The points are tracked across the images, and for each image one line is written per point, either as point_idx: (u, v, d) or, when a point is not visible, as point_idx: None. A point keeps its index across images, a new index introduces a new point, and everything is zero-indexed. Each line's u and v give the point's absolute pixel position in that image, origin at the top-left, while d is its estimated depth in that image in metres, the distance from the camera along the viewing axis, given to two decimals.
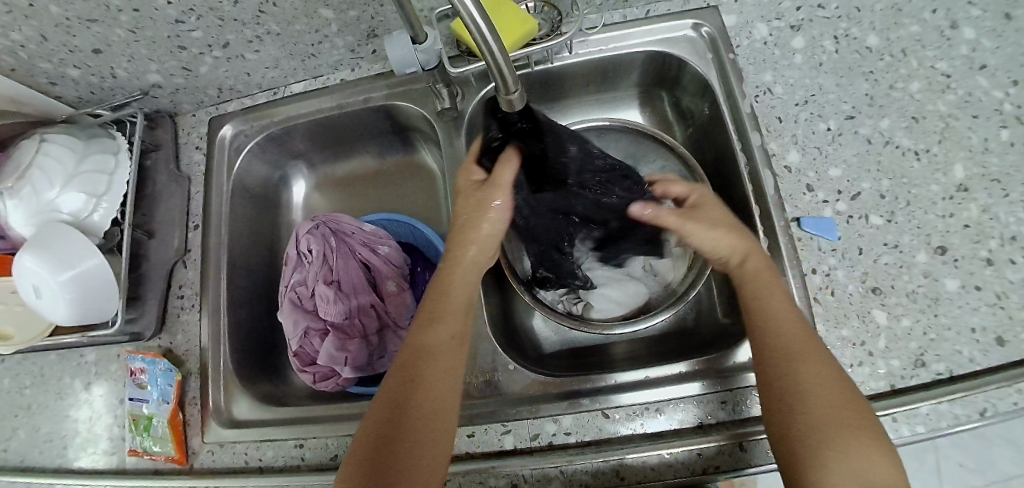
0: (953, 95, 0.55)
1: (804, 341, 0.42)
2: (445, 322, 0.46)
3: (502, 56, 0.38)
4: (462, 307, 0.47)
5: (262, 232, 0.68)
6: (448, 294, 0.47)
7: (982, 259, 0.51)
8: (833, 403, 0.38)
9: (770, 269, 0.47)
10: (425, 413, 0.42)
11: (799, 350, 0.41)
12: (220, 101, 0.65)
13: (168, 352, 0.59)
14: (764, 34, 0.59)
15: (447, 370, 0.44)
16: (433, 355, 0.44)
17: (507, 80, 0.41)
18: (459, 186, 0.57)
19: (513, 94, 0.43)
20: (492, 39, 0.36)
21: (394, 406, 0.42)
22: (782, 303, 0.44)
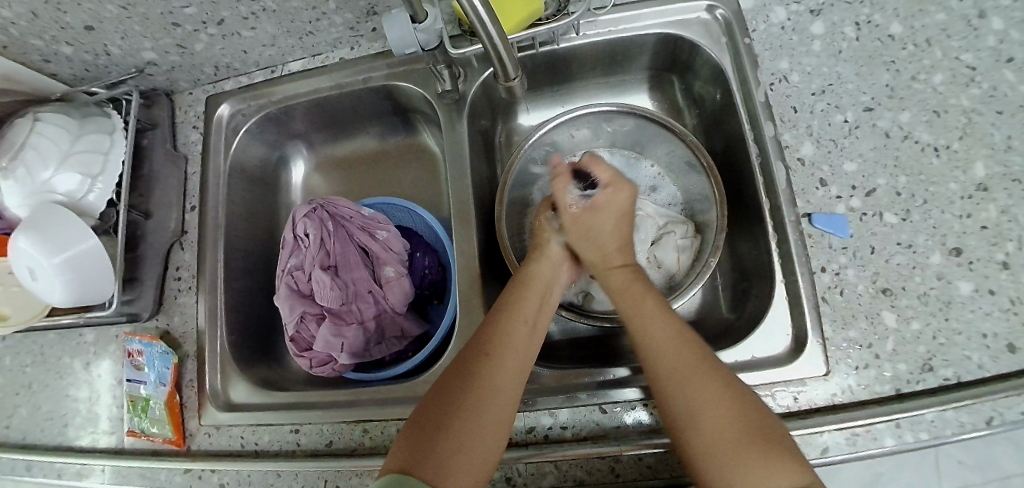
0: (978, 88, 0.53)
1: (670, 364, 0.42)
2: (524, 308, 0.47)
3: (501, 43, 0.39)
4: (540, 298, 0.49)
5: (261, 214, 0.67)
6: (530, 285, 0.49)
7: (998, 262, 0.49)
8: (712, 427, 0.39)
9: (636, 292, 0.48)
10: (490, 394, 0.42)
11: (670, 379, 0.42)
12: (217, 80, 0.64)
13: (165, 334, 0.59)
14: (781, 19, 0.56)
15: (519, 355, 0.44)
16: (508, 338, 0.44)
17: (507, 67, 0.43)
18: (459, 172, 0.55)
19: (513, 81, 0.45)
20: (491, 26, 0.37)
21: (459, 380, 0.43)
22: (648, 323, 0.45)
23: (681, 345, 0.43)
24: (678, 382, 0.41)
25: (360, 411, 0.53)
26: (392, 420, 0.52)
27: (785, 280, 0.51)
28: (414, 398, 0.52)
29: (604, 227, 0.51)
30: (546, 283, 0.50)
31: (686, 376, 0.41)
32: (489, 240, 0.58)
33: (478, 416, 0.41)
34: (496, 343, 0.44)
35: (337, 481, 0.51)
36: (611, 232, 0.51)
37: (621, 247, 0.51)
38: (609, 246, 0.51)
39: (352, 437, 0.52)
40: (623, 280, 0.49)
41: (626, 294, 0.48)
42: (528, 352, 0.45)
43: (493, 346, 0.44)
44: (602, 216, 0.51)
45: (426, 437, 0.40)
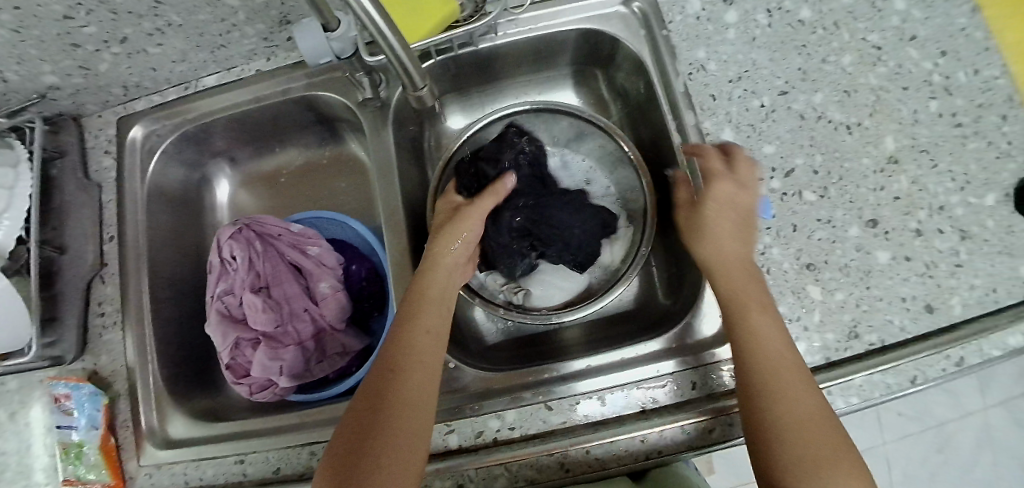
0: (884, 67, 0.56)
1: (778, 363, 0.42)
2: (425, 318, 0.46)
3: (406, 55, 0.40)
4: (440, 305, 0.48)
5: (188, 239, 0.65)
6: (428, 292, 0.48)
7: (912, 230, 0.52)
8: (801, 422, 0.39)
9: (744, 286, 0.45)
10: (403, 408, 0.41)
11: (768, 376, 0.41)
12: (128, 100, 0.61)
13: (92, 374, 0.56)
14: (696, 10, 0.58)
15: (425, 364, 0.44)
16: (411, 349, 0.44)
17: (414, 76, 0.44)
18: (386, 181, 0.54)
19: (422, 90, 0.46)
20: (395, 41, 0.37)
21: (372, 401, 0.42)
22: (761, 324, 0.43)
23: (782, 349, 0.42)
24: (778, 381, 0.41)
25: (307, 433, 0.52)
26: None
27: None
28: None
29: (716, 225, 0.48)
30: (443, 288, 0.49)
31: (787, 375, 0.41)
32: (423, 247, 0.58)
33: (394, 432, 0.40)
34: (403, 358, 0.44)
35: None
36: (721, 226, 0.48)
37: (738, 239, 0.47)
38: (724, 238, 0.47)
39: (298, 461, 0.51)
40: (729, 280, 0.46)
41: (732, 292, 0.45)
42: (434, 360, 0.45)
43: (398, 363, 0.43)
44: (714, 212, 0.48)
45: (352, 452, 0.39)
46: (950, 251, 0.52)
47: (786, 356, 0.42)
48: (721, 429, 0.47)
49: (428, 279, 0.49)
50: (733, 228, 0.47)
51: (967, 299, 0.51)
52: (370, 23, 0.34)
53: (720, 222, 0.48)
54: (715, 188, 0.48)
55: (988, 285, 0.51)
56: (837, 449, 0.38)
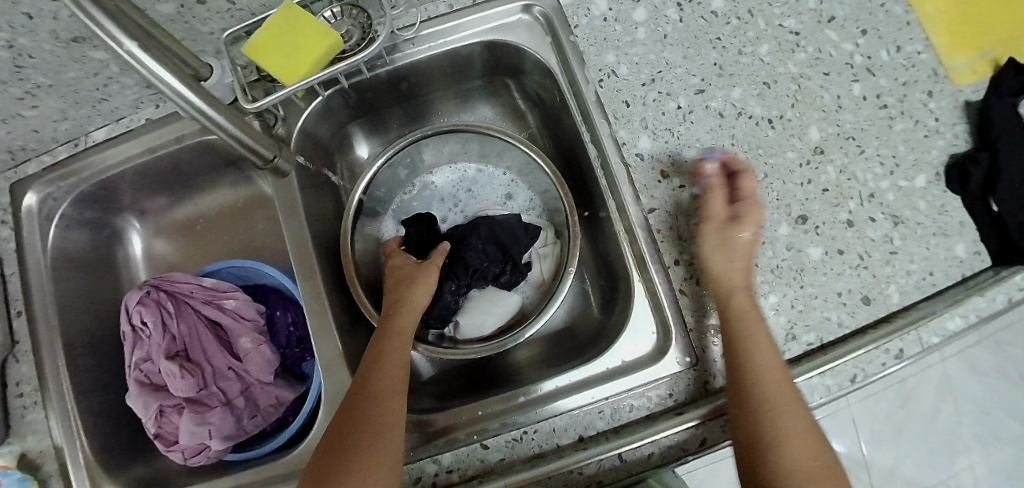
0: (804, 53, 0.54)
1: (783, 399, 0.41)
2: (388, 350, 0.47)
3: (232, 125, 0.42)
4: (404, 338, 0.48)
5: (104, 300, 0.62)
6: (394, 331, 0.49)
7: (843, 221, 0.51)
8: (801, 451, 0.40)
9: (750, 313, 0.44)
10: (368, 440, 0.41)
11: (775, 400, 0.41)
12: (18, 164, 0.57)
13: (21, 458, 0.53)
14: (603, 11, 0.55)
15: (390, 394, 0.44)
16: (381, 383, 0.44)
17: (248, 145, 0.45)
18: (295, 225, 0.52)
19: (264, 158, 0.47)
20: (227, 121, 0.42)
21: (337, 438, 0.42)
22: (762, 351, 0.42)
23: (784, 374, 0.42)
24: (782, 406, 0.41)
25: None
26: None
27: (641, 278, 0.50)
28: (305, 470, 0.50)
29: (718, 255, 0.46)
30: (409, 322, 0.50)
31: (790, 406, 0.41)
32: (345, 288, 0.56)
33: (360, 464, 0.40)
34: (364, 391, 0.44)
35: None
36: (741, 253, 0.46)
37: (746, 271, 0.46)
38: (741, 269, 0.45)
39: None
40: (740, 305, 0.44)
41: (743, 320, 0.43)
42: (399, 389, 0.45)
43: (359, 395, 0.44)
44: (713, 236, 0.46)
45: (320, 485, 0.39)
46: (883, 239, 0.50)
47: (784, 384, 0.42)
48: (661, 452, 0.45)
49: (396, 316, 0.50)
50: (743, 260, 0.46)
51: (902, 286, 0.50)
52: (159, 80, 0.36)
53: (746, 252, 0.46)
54: (752, 212, 0.47)
55: (924, 268, 0.50)
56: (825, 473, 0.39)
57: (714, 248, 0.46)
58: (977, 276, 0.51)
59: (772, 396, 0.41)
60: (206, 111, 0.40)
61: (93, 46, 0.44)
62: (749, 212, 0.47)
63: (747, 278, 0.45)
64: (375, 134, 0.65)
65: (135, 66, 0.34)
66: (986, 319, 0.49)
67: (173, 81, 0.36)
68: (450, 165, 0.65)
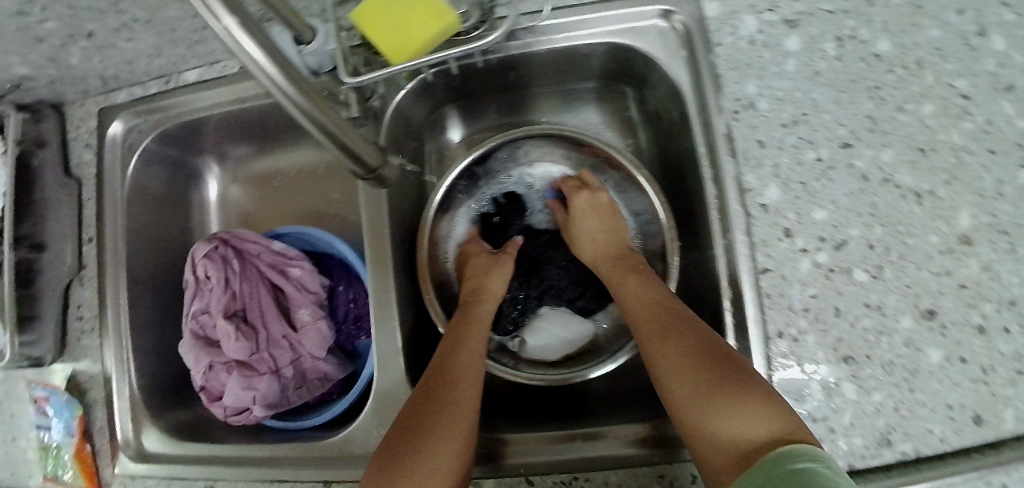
0: (970, 122, 0.47)
1: (663, 323, 0.44)
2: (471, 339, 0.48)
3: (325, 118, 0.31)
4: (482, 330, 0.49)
5: (175, 237, 0.62)
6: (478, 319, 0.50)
7: (974, 326, 0.45)
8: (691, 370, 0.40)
9: (619, 266, 0.52)
10: (446, 417, 0.40)
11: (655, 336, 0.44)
12: (109, 90, 0.56)
13: (71, 380, 0.55)
14: (752, 30, 0.49)
15: (471, 381, 0.44)
16: (461, 356, 0.45)
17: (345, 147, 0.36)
18: (375, 208, 0.50)
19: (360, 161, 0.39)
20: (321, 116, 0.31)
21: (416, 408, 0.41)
22: (632, 298, 0.48)
23: (662, 308, 0.45)
24: (658, 338, 0.43)
25: (279, 470, 0.50)
26: (307, 480, 0.49)
27: (737, 345, 0.47)
28: (347, 458, 0.49)
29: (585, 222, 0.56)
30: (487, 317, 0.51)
31: (670, 331, 0.43)
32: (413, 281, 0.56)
33: (440, 435, 0.39)
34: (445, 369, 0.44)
35: None
36: (595, 219, 0.56)
37: (608, 232, 0.56)
38: (601, 231, 0.56)
39: None
40: (609, 267, 0.53)
41: (615, 276, 0.52)
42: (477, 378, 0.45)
43: (442, 373, 0.43)
44: (583, 212, 0.57)
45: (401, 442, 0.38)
46: (1016, 355, 0.44)
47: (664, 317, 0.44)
48: None
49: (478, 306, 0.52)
50: (597, 229, 0.56)
51: None
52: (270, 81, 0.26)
53: (591, 224, 0.56)
54: (580, 195, 0.58)
55: None
56: (720, 385, 0.38)
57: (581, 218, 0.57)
58: None
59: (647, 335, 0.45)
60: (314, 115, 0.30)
61: None
62: (581, 199, 0.57)
63: (619, 243, 0.55)
64: (474, 119, 0.63)
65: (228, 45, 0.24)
66: None
67: (272, 71, 0.25)
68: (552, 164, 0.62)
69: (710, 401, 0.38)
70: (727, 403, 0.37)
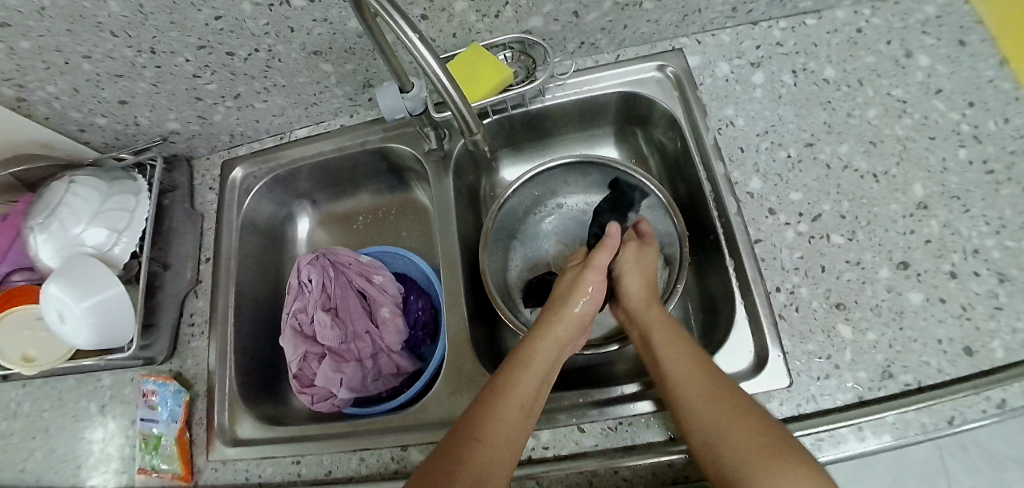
0: (910, 118, 0.59)
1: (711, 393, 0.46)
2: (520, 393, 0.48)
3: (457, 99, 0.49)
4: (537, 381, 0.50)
5: (269, 265, 0.74)
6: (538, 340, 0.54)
7: (946, 272, 0.53)
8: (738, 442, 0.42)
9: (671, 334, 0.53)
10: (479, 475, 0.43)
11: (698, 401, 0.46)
12: (232, 146, 0.72)
13: (178, 375, 0.64)
14: (725, 73, 0.62)
15: (507, 443, 0.45)
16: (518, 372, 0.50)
17: (465, 116, 0.52)
18: (446, 220, 0.64)
19: (476, 135, 0.55)
20: (457, 95, 0.48)
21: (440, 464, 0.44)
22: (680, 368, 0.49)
23: (698, 367, 0.48)
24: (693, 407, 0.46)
25: (357, 440, 0.57)
26: (386, 446, 0.56)
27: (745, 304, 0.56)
28: (421, 424, 0.57)
29: (630, 282, 0.60)
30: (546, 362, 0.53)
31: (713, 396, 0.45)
32: (476, 279, 0.66)
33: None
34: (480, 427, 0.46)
35: None
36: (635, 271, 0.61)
37: (648, 289, 0.59)
38: (640, 288, 0.59)
39: (349, 465, 0.56)
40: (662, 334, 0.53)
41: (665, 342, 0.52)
42: (518, 438, 0.46)
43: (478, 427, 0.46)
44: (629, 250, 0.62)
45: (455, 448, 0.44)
46: (986, 293, 0.52)
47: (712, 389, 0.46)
48: None
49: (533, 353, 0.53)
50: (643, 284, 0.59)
51: (1009, 343, 0.50)
52: (407, 40, 0.42)
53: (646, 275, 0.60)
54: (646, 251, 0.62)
55: None
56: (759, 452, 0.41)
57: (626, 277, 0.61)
58: None
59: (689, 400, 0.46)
60: (440, 77, 0.45)
61: (326, 59, 0.59)
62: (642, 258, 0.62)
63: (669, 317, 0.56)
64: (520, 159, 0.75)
65: (393, 17, 0.40)
66: None
67: (410, 34, 0.41)
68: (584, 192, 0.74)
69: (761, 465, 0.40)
70: (781, 474, 0.39)
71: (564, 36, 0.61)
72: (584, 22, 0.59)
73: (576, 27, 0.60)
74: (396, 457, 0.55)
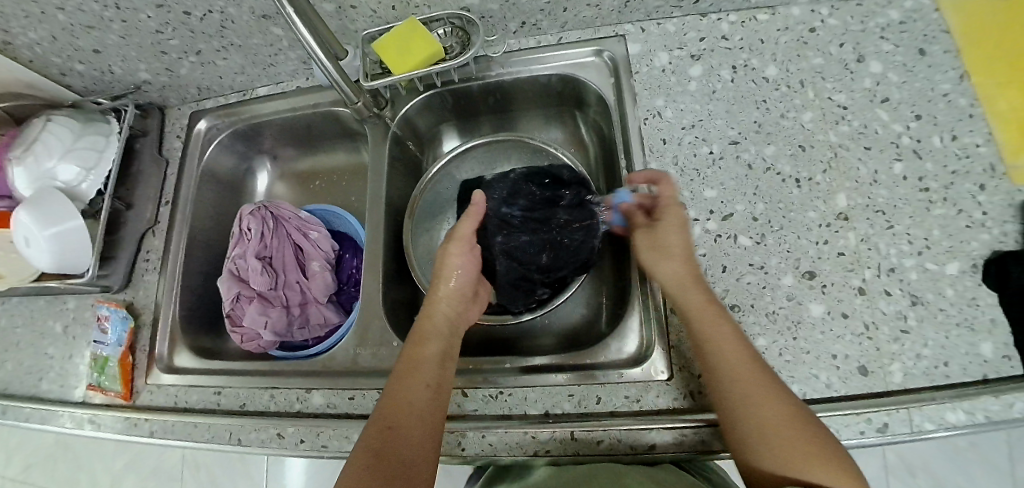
0: (848, 125, 0.56)
1: (748, 384, 0.43)
2: (424, 374, 0.50)
3: (339, 75, 0.58)
4: (438, 357, 0.52)
5: (228, 214, 0.79)
6: (424, 343, 0.53)
7: (854, 287, 0.51)
8: (785, 434, 0.40)
9: (710, 312, 0.47)
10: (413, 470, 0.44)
11: (744, 394, 0.43)
12: (201, 99, 0.77)
13: (129, 305, 0.70)
14: (664, 63, 0.61)
15: (425, 422, 0.47)
16: (404, 375, 0.50)
17: (342, 81, 0.59)
18: (377, 184, 0.67)
19: (355, 101, 0.62)
20: (327, 63, 0.55)
21: (377, 461, 0.44)
22: (727, 351, 0.45)
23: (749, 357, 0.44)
24: (752, 396, 0.42)
25: (271, 379, 0.61)
26: (293, 387, 0.59)
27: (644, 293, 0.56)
28: (329, 372, 0.60)
29: (665, 247, 0.51)
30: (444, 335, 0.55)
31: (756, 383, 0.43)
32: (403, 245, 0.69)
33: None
34: (410, 417, 0.47)
35: (240, 434, 0.58)
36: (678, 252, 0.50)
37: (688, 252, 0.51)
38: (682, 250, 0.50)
39: (259, 400, 0.60)
40: (705, 313, 0.47)
41: (704, 321, 0.46)
42: (437, 415, 0.48)
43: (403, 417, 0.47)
44: (671, 230, 0.51)
45: (382, 456, 0.44)
46: (895, 314, 0.50)
47: (756, 387, 0.42)
48: (610, 442, 0.48)
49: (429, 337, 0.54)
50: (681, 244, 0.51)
51: (908, 367, 0.48)
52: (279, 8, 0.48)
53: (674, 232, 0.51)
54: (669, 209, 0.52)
55: (937, 357, 0.48)
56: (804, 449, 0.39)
57: (656, 262, 0.51)
58: (1003, 380, 0.47)
59: (732, 381, 0.44)
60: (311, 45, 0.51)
61: (274, 23, 0.62)
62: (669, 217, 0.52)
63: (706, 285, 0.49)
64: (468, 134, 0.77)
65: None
66: (998, 423, 0.46)
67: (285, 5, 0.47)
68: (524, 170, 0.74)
69: (801, 455, 0.39)
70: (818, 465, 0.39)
71: (504, 15, 0.62)
72: (520, 3, 0.59)
73: (514, 7, 0.60)
74: (300, 398, 0.58)
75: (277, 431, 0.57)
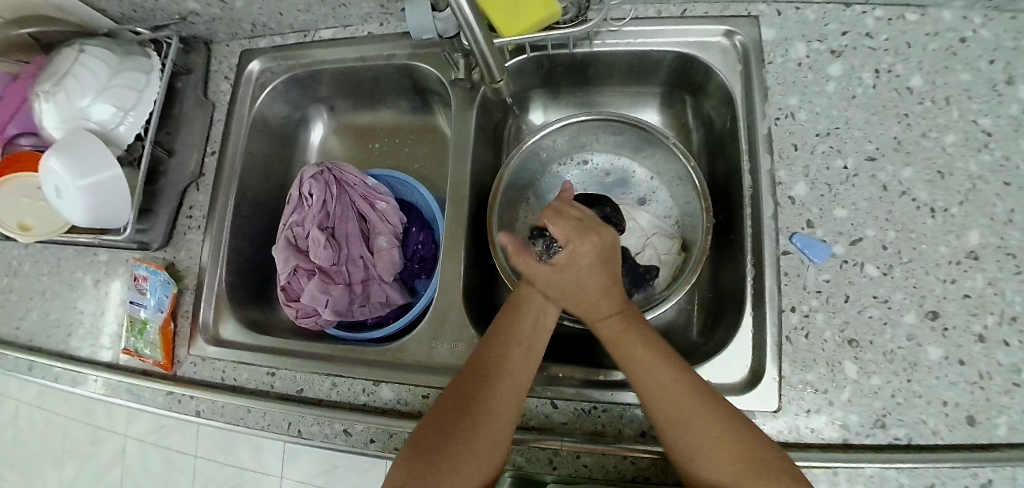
0: (989, 155, 0.51)
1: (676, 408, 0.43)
2: (521, 343, 0.48)
3: (484, 46, 0.49)
4: (536, 328, 0.50)
5: (277, 168, 0.73)
6: (524, 311, 0.51)
7: (975, 333, 0.48)
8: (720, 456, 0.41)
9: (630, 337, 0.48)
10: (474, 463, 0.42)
11: (675, 420, 0.43)
12: (254, 36, 0.68)
13: (170, 266, 0.64)
14: (800, 55, 0.56)
15: (513, 396, 0.46)
16: (506, 341, 0.48)
17: (484, 52, 0.50)
18: (459, 163, 0.61)
19: (498, 82, 0.56)
20: (478, 31, 0.47)
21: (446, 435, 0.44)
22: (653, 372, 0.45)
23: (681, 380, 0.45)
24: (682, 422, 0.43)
25: (333, 365, 0.57)
26: (357, 377, 0.56)
27: (753, 314, 0.53)
28: (399, 364, 0.56)
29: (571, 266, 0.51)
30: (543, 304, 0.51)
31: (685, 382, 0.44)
32: (480, 228, 0.64)
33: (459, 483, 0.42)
34: (498, 384, 0.46)
35: (300, 426, 0.55)
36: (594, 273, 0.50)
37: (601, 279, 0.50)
38: (590, 275, 0.50)
39: (321, 388, 0.56)
40: (616, 335, 0.48)
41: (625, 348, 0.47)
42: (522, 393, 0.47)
43: (482, 403, 0.44)
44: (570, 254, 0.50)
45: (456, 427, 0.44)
46: (1012, 367, 0.47)
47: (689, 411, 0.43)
48: None
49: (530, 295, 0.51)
50: (590, 266, 0.50)
51: (1015, 422, 0.46)
52: None
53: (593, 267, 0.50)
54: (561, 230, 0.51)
55: None
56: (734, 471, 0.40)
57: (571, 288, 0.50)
58: None
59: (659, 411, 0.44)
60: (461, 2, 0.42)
61: None
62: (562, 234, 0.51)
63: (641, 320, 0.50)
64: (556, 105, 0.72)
65: None
66: None
67: None
68: (616, 156, 0.69)
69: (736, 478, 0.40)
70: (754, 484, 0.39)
71: None
72: None
73: None
74: (367, 391, 0.55)
75: (343, 428, 0.53)
